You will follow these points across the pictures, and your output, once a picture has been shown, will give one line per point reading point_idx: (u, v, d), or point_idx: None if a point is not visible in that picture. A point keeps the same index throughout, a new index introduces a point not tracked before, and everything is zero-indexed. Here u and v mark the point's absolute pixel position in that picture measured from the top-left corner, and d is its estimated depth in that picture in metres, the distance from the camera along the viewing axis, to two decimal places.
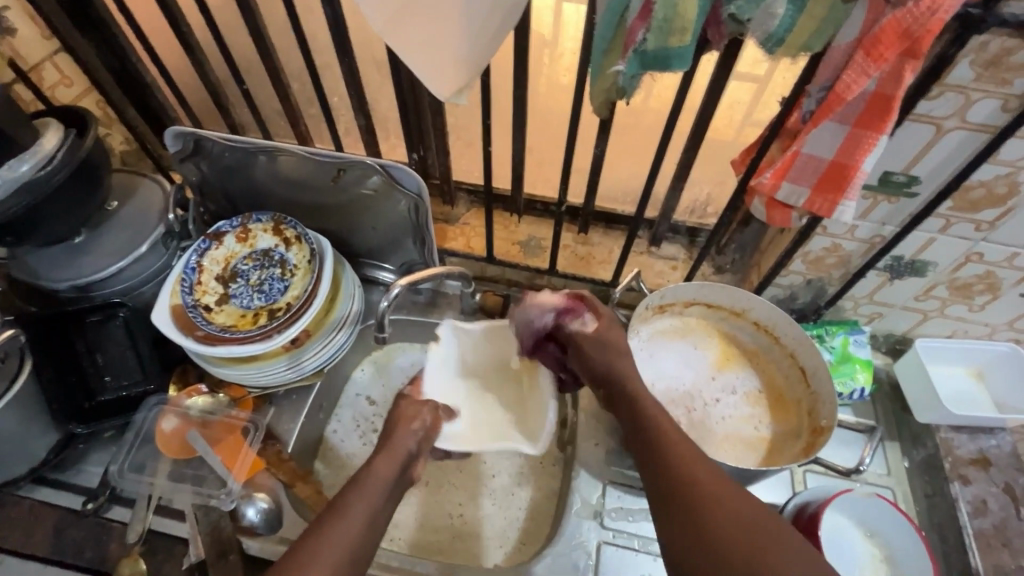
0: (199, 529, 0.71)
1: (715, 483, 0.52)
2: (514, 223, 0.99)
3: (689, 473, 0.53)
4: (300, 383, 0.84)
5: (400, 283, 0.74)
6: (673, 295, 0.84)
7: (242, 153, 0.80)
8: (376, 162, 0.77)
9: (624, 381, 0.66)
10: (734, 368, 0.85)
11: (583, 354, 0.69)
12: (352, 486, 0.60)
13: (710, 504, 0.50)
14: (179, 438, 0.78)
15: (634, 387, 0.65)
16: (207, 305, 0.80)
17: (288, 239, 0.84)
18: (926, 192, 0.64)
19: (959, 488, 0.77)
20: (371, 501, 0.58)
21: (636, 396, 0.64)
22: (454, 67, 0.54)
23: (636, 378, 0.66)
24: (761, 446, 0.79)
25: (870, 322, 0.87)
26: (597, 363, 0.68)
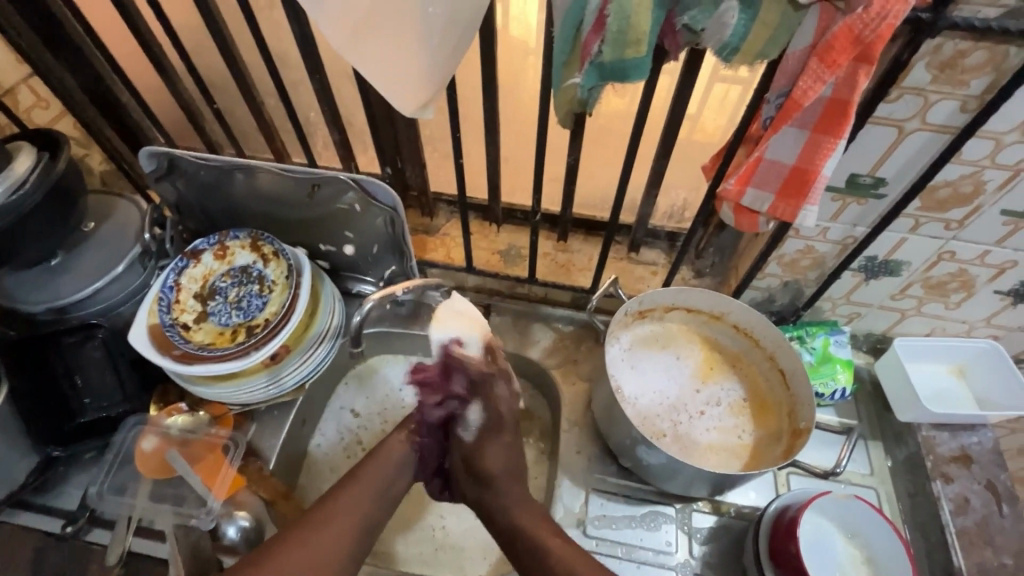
0: (178, 549, 0.69)
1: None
2: (493, 233, 0.99)
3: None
4: (280, 400, 0.84)
5: (372, 300, 0.74)
6: (652, 301, 0.84)
7: (217, 171, 0.81)
8: (351, 177, 0.78)
9: (514, 509, 0.67)
10: (716, 372, 0.85)
11: (478, 451, 0.70)
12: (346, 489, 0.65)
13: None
14: (158, 458, 0.78)
15: (516, 518, 0.66)
16: (185, 324, 0.80)
17: (266, 255, 0.84)
18: (893, 193, 0.64)
19: (941, 486, 0.77)
20: (364, 500, 0.65)
21: (513, 529, 0.65)
22: (416, 83, 0.54)
23: (525, 524, 0.65)
24: (742, 450, 0.79)
25: (849, 322, 0.87)
26: (491, 464, 0.69)
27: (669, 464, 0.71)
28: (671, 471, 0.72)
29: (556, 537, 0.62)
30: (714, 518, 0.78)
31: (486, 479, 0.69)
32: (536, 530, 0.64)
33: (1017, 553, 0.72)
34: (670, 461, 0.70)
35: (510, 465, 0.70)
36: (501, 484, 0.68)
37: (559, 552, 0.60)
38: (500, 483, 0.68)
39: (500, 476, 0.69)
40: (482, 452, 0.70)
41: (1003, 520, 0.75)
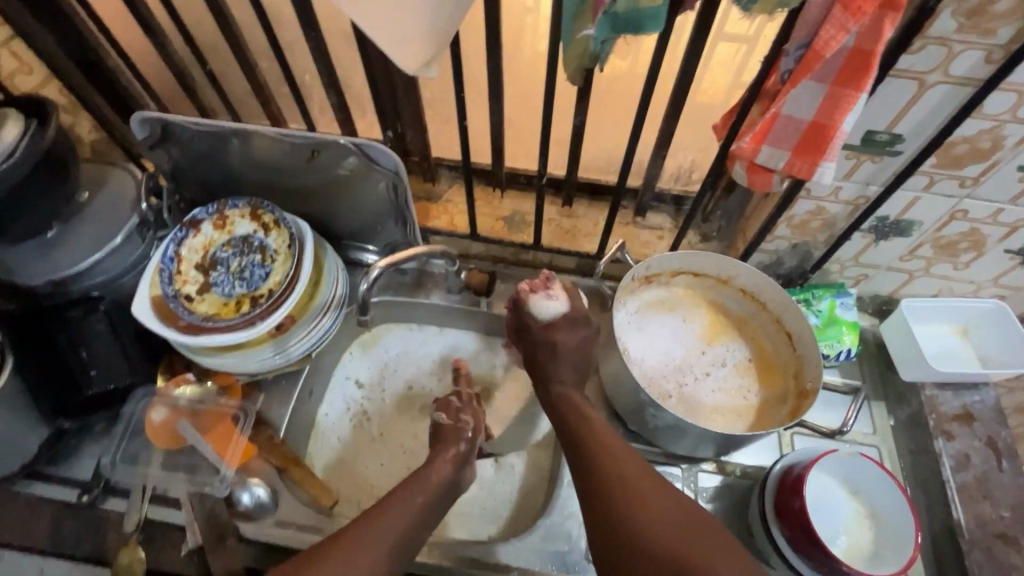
0: (194, 516, 0.72)
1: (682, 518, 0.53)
2: (497, 198, 0.97)
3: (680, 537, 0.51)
4: (286, 370, 0.84)
5: (379, 266, 0.73)
6: (659, 264, 0.84)
7: (213, 137, 0.78)
8: (352, 142, 0.76)
9: (559, 386, 0.70)
10: (723, 336, 0.85)
11: (557, 332, 0.70)
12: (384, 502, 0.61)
13: (652, 518, 0.53)
14: (169, 429, 0.78)
15: (576, 406, 0.67)
16: (188, 295, 0.79)
17: (267, 224, 0.83)
18: (909, 150, 0.63)
19: (942, 443, 0.78)
20: (420, 510, 0.62)
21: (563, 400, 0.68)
22: (421, 38, 0.52)
23: (562, 376, 0.70)
24: (748, 411, 0.80)
25: (856, 284, 0.87)
26: (562, 341, 0.70)
27: (678, 426, 0.71)
28: (679, 433, 0.72)
29: (655, 484, 0.56)
30: (720, 478, 0.79)
31: (554, 352, 0.70)
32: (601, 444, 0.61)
33: (1015, 506, 0.74)
34: (678, 423, 0.71)
35: (575, 350, 0.71)
36: (560, 360, 0.70)
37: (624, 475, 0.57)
38: (563, 360, 0.70)
39: (565, 356, 0.70)
40: (560, 336, 0.70)
41: (1002, 475, 0.76)
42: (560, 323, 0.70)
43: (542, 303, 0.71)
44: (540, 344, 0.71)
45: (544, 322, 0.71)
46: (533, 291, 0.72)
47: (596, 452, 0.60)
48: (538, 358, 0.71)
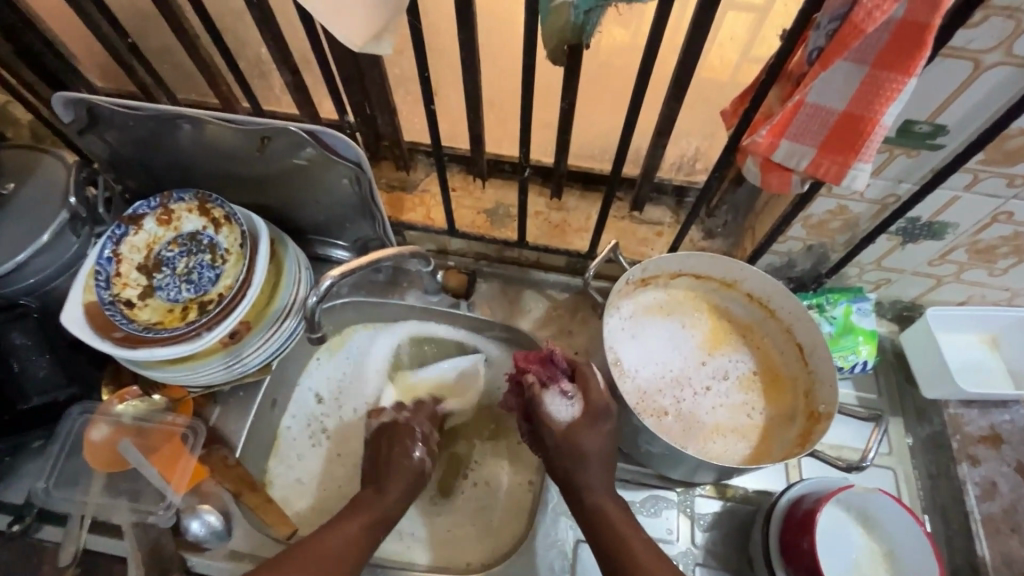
0: (138, 549, 0.66)
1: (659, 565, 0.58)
2: (479, 189, 0.88)
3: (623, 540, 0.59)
4: (243, 381, 0.76)
5: (332, 274, 0.65)
6: (657, 267, 0.75)
7: (150, 121, 0.69)
8: (306, 128, 0.66)
9: (596, 493, 0.62)
10: (726, 345, 0.77)
11: (582, 431, 0.63)
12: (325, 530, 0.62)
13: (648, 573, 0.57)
14: (108, 449, 0.70)
15: (619, 528, 0.60)
16: (128, 300, 0.70)
17: (217, 220, 0.74)
18: (953, 144, 0.53)
19: (966, 469, 0.71)
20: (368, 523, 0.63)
21: (599, 514, 0.61)
22: (361, 6, 0.43)
23: (595, 482, 0.63)
24: (752, 431, 0.72)
25: (876, 289, 0.78)
26: (586, 443, 0.62)
27: (674, 454, 0.64)
28: (675, 460, 0.65)
29: (609, 498, 0.63)
30: (719, 504, 0.72)
31: (579, 451, 0.62)
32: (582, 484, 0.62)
33: None
34: (674, 451, 0.63)
35: (604, 450, 0.63)
36: (590, 464, 0.62)
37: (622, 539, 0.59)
38: (594, 466, 0.62)
39: (594, 459, 0.62)
40: (583, 434, 0.62)
41: None
42: (579, 425, 0.63)
43: (552, 401, 0.64)
44: (561, 449, 0.63)
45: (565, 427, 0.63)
46: (540, 383, 0.65)
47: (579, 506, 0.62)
48: (564, 468, 0.63)
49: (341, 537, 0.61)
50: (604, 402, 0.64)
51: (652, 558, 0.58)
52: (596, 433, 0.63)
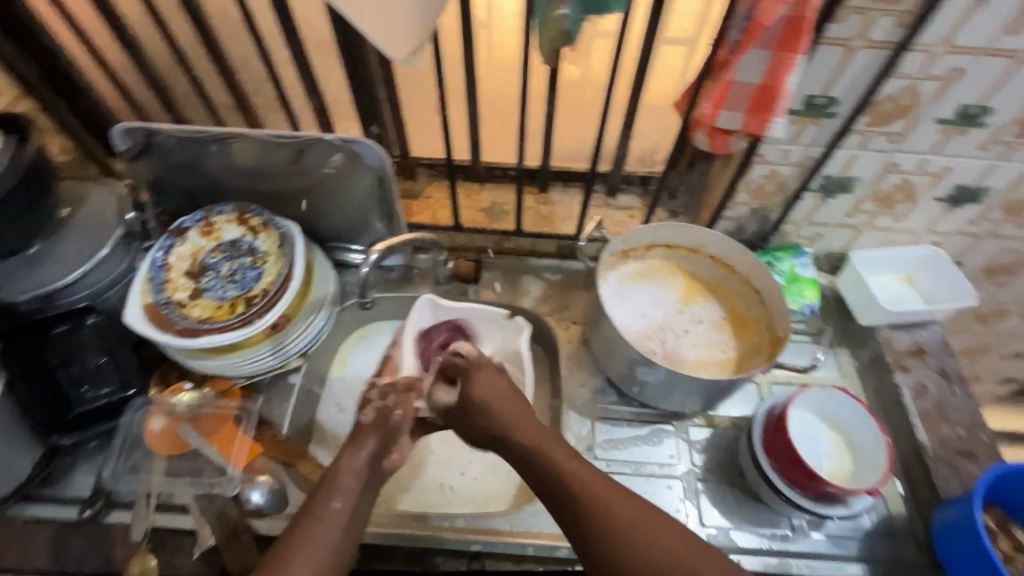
0: (205, 518, 0.72)
1: (650, 522, 0.58)
2: (476, 191, 1.02)
3: (589, 491, 0.61)
4: (285, 369, 0.85)
5: (377, 253, 0.81)
6: (634, 239, 0.91)
7: (197, 143, 0.80)
8: (337, 138, 0.79)
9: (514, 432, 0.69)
10: (699, 299, 0.92)
11: (468, 384, 0.74)
12: (313, 501, 0.63)
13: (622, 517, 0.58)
14: (169, 436, 0.77)
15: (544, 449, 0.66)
16: (180, 301, 0.79)
17: (255, 227, 0.84)
18: (843, 111, 0.71)
19: (901, 377, 0.86)
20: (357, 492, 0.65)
21: (543, 461, 0.65)
22: (403, 30, 0.57)
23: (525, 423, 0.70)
24: (729, 363, 0.86)
25: (812, 244, 0.95)
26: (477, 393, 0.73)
27: (667, 379, 0.77)
28: (670, 387, 0.78)
29: (563, 452, 0.65)
30: (709, 431, 0.84)
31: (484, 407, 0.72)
32: (562, 475, 0.63)
33: (968, 424, 0.82)
34: (668, 376, 0.77)
35: (492, 390, 0.73)
36: (507, 421, 0.70)
37: (593, 498, 0.60)
38: (493, 405, 0.71)
39: (496, 405, 0.71)
40: (480, 396, 0.72)
41: (955, 398, 0.84)
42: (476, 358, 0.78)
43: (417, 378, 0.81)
44: (486, 412, 0.71)
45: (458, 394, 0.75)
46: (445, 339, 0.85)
47: (591, 513, 0.59)
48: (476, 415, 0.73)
49: (333, 512, 0.61)
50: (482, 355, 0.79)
51: (631, 516, 0.58)
52: (481, 379, 0.74)
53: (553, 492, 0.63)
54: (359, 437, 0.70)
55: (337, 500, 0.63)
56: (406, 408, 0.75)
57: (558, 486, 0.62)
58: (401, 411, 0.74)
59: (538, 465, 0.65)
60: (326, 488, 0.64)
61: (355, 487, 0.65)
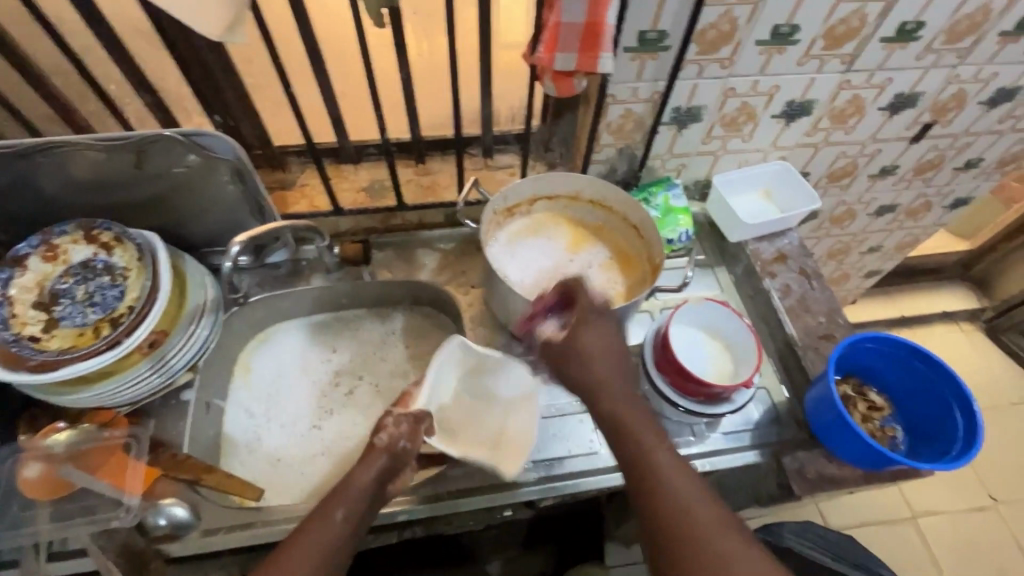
0: (106, 554, 0.69)
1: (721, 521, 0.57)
2: (352, 171, 0.99)
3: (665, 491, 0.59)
4: (173, 387, 0.80)
5: (241, 242, 0.80)
6: (515, 196, 0.93)
7: (15, 161, 0.72)
8: (178, 133, 0.73)
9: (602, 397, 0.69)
10: (586, 244, 0.96)
11: (577, 335, 0.72)
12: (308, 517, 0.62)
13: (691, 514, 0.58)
14: (49, 480, 0.70)
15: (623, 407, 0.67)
16: (33, 336, 0.72)
17: (108, 243, 0.77)
18: (675, 43, 0.76)
19: (769, 282, 0.95)
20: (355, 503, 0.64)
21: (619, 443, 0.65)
22: (214, 6, 0.54)
23: (611, 386, 0.69)
24: (619, 298, 0.91)
25: (680, 175, 1.02)
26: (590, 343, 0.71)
27: None
28: None
29: (653, 437, 0.65)
30: None
31: (586, 359, 0.70)
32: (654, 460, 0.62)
33: (827, 312, 0.93)
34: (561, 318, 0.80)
35: (604, 346, 0.71)
36: (610, 381, 0.69)
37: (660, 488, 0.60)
38: (592, 359, 0.70)
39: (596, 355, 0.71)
40: (587, 341, 0.71)
41: (815, 292, 0.95)
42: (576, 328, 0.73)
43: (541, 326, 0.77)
44: (583, 366, 0.70)
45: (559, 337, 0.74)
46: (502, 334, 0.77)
47: (661, 501, 0.59)
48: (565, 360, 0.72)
49: (329, 525, 0.61)
50: (597, 301, 0.74)
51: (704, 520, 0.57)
52: (592, 336, 0.71)
53: (637, 478, 0.62)
54: (368, 455, 0.70)
55: (339, 512, 0.63)
56: (415, 439, 0.73)
57: (647, 473, 0.62)
58: (411, 442, 0.72)
59: (627, 440, 0.65)
60: (323, 501, 0.64)
61: (358, 498, 0.65)
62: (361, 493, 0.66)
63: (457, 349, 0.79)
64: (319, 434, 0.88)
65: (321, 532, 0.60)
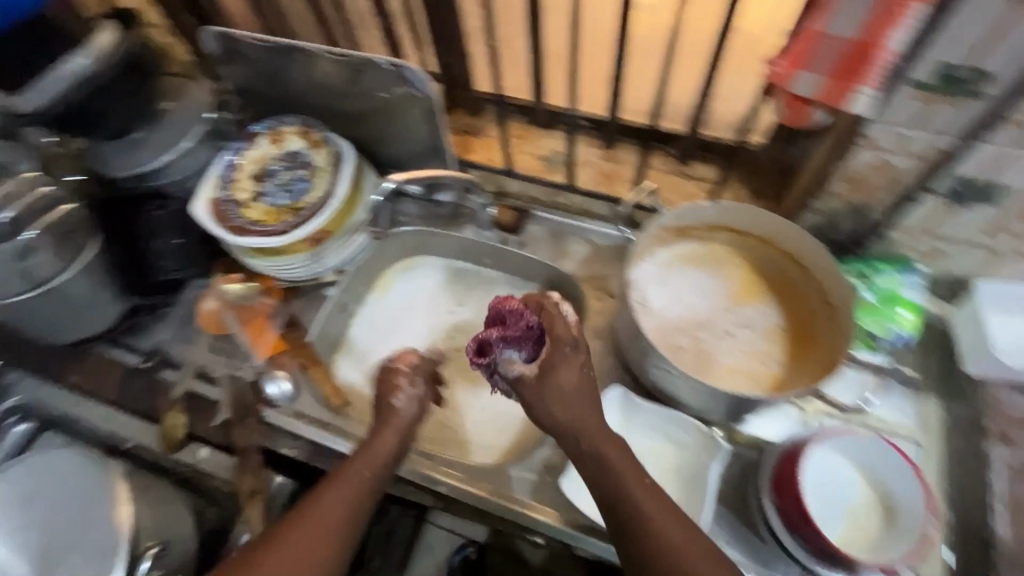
0: (228, 393, 0.82)
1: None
2: (539, 137, 0.97)
3: (669, 550, 0.55)
4: (319, 280, 0.91)
5: (394, 180, 0.89)
6: (694, 217, 0.80)
7: (271, 54, 0.84)
8: (390, 63, 0.78)
9: (595, 437, 0.61)
10: (757, 299, 0.80)
11: (552, 377, 0.61)
12: (328, 481, 0.61)
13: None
14: (217, 317, 0.87)
15: (604, 451, 0.61)
16: (241, 201, 0.86)
17: (315, 142, 0.88)
18: (996, 90, 0.53)
19: (995, 449, 0.70)
20: (367, 476, 0.63)
21: (608, 475, 0.60)
22: None
23: (592, 426, 0.62)
24: (766, 375, 0.74)
25: (927, 262, 0.76)
26: (567, 384, 0.61)
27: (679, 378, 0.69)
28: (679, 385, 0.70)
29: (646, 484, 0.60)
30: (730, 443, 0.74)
31: (563, 398, 0.61)
32: (643, 514, 0.58)
33: None
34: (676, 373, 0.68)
35: (583, 384, 0.62)
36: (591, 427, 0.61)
37: (668, 549, 0.55)
38: (568, 400, 0.61)
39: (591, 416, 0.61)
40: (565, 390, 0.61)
41: None
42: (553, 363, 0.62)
43: (504, 355, 0.64)
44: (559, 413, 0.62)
45: (531, 376, 0.62)
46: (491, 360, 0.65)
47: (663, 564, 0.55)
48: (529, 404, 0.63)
49: (327, 505, 0.59)
50: (571, 338, 0.63)
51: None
52: (567, 376, 0.62)
53: (625, 529, 0.58)
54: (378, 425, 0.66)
55: (369, 471, 0.63)
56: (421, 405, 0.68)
57: (633, 525, 0.58)
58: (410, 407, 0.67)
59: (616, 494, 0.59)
60: (346, 464, 0.63)
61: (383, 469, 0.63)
62: (371, 463, 0.63)
63: (619, 404, 0.75)
64: (441, 394, 0.89)
65: (353, 481, 0.62)
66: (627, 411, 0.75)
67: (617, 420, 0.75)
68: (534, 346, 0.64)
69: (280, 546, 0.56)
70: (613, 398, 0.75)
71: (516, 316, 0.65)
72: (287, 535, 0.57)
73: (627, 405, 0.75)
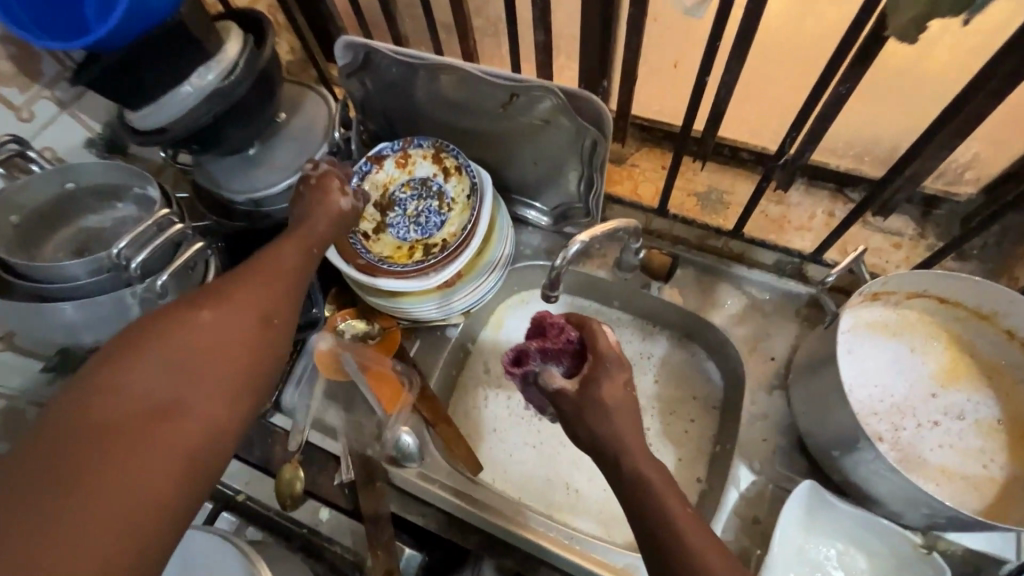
0: (350, 452, 0.74)
1: None
2: (693, 169, 0.86)
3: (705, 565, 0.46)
4: (445, 323, 0.82)
5: (582, 240, 0.66)
6: (900, 282, 0.68)
7: (410, 68, 0.73)
8: (558, 88, 0.66)
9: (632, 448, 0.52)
10: (966, 384, 0.68)
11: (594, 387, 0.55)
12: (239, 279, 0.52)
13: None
14: (334, 360, 0.79)
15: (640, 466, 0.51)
16: (365, 232, 0.78)
17: (447, 169, 0.78)
18: None
19: None
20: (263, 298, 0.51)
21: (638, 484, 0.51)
22: None
23: (637, 446, 0.52)
24: (988, 483, 0.63)
25: None
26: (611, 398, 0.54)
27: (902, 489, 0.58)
28: (896, 494, 0.60)
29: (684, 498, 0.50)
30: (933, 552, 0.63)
31: (606, 414, 0.53)
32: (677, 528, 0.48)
33: None
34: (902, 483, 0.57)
35: (629, 401, 0.54)
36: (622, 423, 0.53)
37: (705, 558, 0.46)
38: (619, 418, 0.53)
39: (624, 418, 0.53)
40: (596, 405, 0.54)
41: None
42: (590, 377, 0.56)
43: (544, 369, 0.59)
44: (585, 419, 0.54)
45: (571, 391, 0.56)
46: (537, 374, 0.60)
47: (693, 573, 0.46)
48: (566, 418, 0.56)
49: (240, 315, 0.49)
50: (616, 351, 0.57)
51: None
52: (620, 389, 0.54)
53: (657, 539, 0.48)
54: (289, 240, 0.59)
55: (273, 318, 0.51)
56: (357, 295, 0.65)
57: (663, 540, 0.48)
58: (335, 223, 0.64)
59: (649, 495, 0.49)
60: (248, 269, 0.54)
61: (282, 284, 0.54)
62: (279, 288, 0.54)
63: (808, 500, 0.64)
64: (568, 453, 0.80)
65: (287, 261, 0.57)
66: (813, 508, 0.65)
67: (800, 517, 0.65)
68: (574, 361, 0.60)
69: (218, 302, 0.49)
70: (801, 493, 0.64)
71: (559, 330, 0.61)
72: (167, 333, 0.45)
73: (817, 500, 0.64)
